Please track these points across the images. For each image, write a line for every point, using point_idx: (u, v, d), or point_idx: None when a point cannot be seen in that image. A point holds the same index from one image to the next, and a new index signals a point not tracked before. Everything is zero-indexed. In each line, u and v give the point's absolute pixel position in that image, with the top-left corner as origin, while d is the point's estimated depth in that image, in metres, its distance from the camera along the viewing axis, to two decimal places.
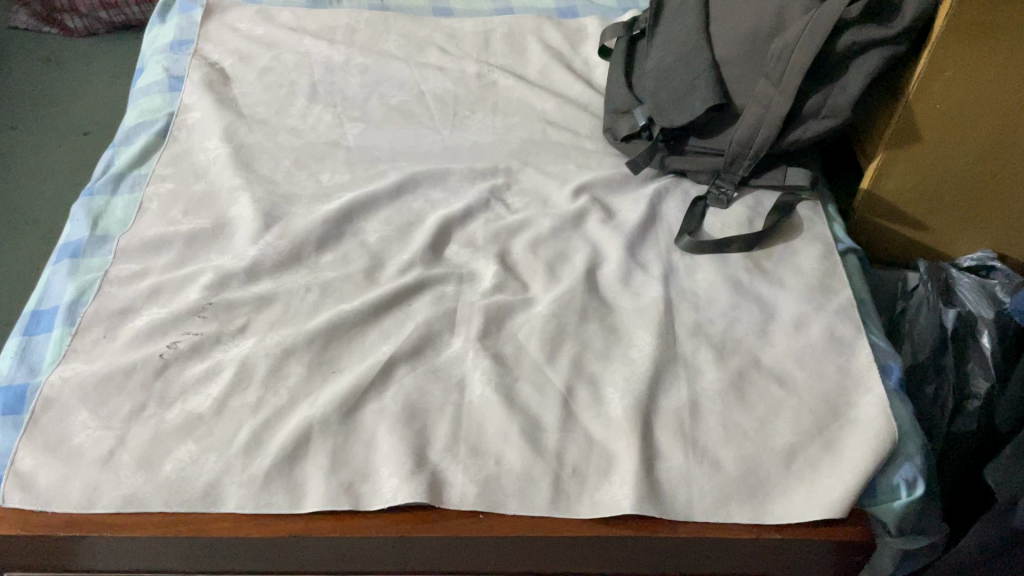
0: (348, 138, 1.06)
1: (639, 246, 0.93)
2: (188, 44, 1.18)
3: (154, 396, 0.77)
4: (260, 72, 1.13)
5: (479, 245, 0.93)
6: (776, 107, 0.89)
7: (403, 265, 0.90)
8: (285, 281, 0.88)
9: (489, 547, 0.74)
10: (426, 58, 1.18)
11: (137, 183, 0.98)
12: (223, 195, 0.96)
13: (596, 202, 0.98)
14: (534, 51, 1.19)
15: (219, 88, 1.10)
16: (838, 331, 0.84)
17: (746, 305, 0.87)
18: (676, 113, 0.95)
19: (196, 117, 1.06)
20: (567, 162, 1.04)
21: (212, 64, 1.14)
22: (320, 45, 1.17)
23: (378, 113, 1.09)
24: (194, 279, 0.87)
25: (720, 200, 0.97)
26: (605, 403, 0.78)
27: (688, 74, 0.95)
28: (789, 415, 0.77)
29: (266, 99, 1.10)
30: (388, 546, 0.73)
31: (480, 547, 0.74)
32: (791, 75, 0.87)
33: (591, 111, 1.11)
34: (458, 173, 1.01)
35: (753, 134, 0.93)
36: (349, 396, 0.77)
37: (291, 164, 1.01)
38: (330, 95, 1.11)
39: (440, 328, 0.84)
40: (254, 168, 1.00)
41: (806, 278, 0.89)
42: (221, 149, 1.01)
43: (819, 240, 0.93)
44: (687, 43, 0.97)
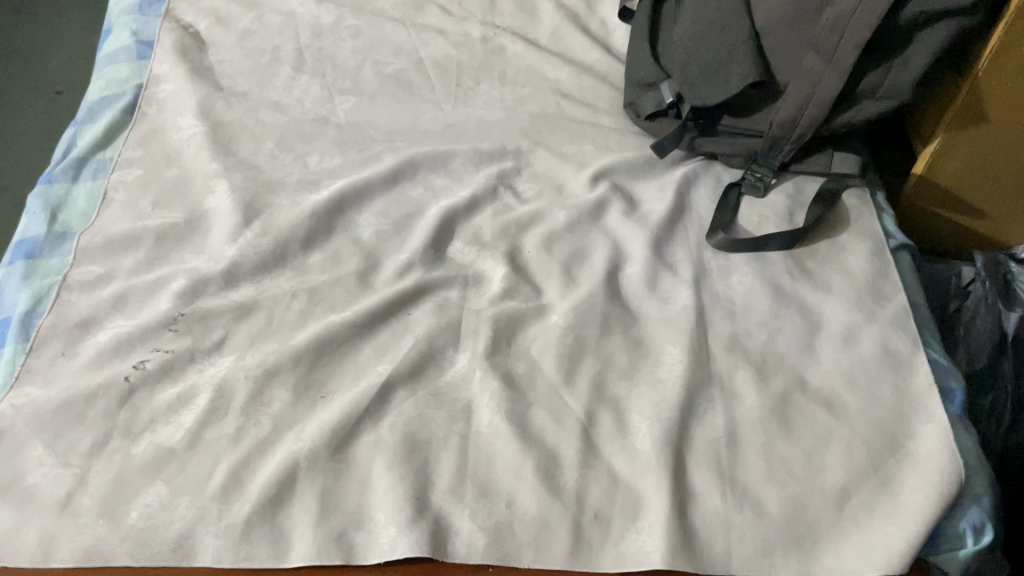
0: (338, 113, 0.94)
1: (666, 243, 0.83)
2: (158, 3, 1.05)
3: (119, 427, 0.68)
4: (240, 36, 1.01)
5: (486, 242, 0.83)
6: (826, 87, 0.78)
7: (401, 266, 0.80)
8: (267, 286, 0.78)
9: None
10: (426, 18, 1.05)
11: (100, 169, 0.87)
12: (197, 183, 0.86)
13: (616, 190, 0.87)
14: (546, 10, 1.06)
15: (193, 55, 0.98)
16: (892, 345, 0.74)
17: (788, 314, 0.77)
18: (710, 90, 0.84)
19: (169, 89, 0.94)
20: (583, 142, 0.93)
21: (186, 26, 1.02)
22: (307, 4, 1.05)
23: (372, 84, 0.98)
24: (165, 285, 0.77)
25: (756, 188, 0.86)
26: (630, 434, 0.69)
27: (723, 45, 0.84)
28: (839, 448, 0.68)
29: (246, 68, 0.98)
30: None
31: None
32: (846, 48, 0.76)
33: (610, 81, 1.00)
34: (462, 157, 0.90)
35: (798, 115, 0.81)
36: (341, 427, 0.68)
37: (275, 146, 0.90)
38: (318, 63, 0.99)
39: (443, 342, 0.75)
40: (233, 151, 0.89)
41: (855, 281, 0.79)
42: (196, 128, 0.90)
43: (869, 235, 0.83)
44: (723, 7, 0.85)
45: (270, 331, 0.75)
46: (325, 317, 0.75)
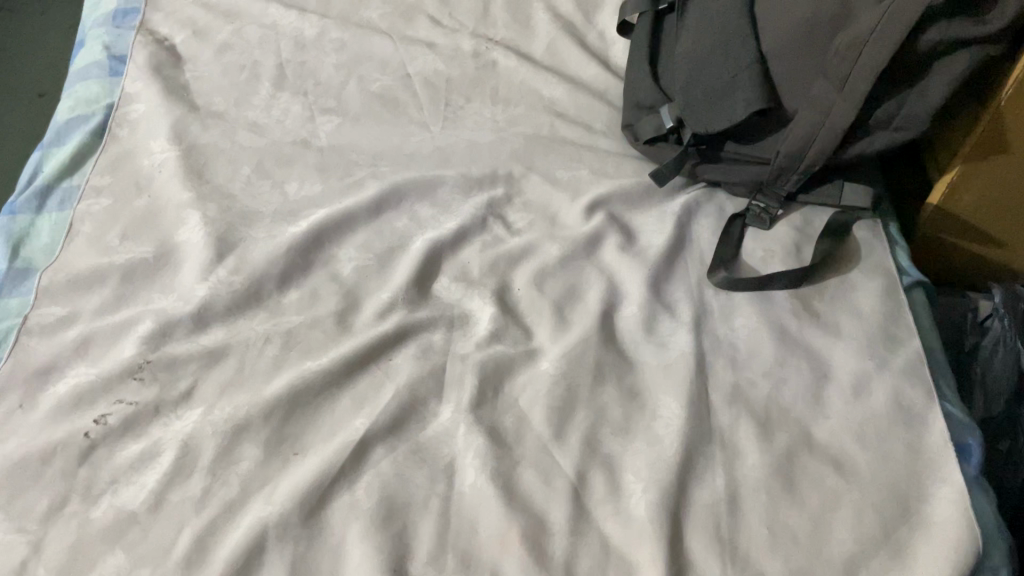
0: (320, 135, 0.89)
1: (664, 280, 0.78)
2: (133, 14, 0.99)
3: (78, 488, 0.64)
4: (218, 50, 0.96)
5: (474, 278, 0.78)
6: (837, 117, 0.73)
7: (383, 307, 0.75)
8: (239, 328, 0.73)
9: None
10: (415, 30, 1.00)
11: (67, 198, 0.82)
12: (168, 213, 0.81)
13: (612, 221, 0.82)
14: (541, 22, 1.01)
15: (168, 71, 0.93)
16: (906, 398, 0.69)
17: (795, 361, 0.72)
18: (713, 117, 0.79)
19: (141, 109, 0.89)
20: (579, 167, 0.88)
21: (161, 40, 0.96)
22: (290, 15, 0.99)
23: (357, 102, 0.93)
24: (130, 328, 0.72)
25: (761, 220, 0.81)
26: (624, 496, 0.64)
27: (727, 69, 0.78)
28: (848, 515, 0.63)
29: (224, 85, 0.93)
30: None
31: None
32: (859, 77, 0.70)
33: (608, 100, 0.94)
34: (450, 184, 0.85)
35: (806, 146, 0.76)
36: (313, 490, 0.63)
37: (252, 172, 0.85)
38: (300, 79, 0.94)
39: (426, 392, 0.70)
40: (207, 178, 0.84)
41: (866, 324, 0.74)
42: (169, 153, 0.85)
43: (881, 271, 0.78)
44: (727, 27, 0.80)
45: (240, 380, 0.70)
46: (300, 365, 0.71)
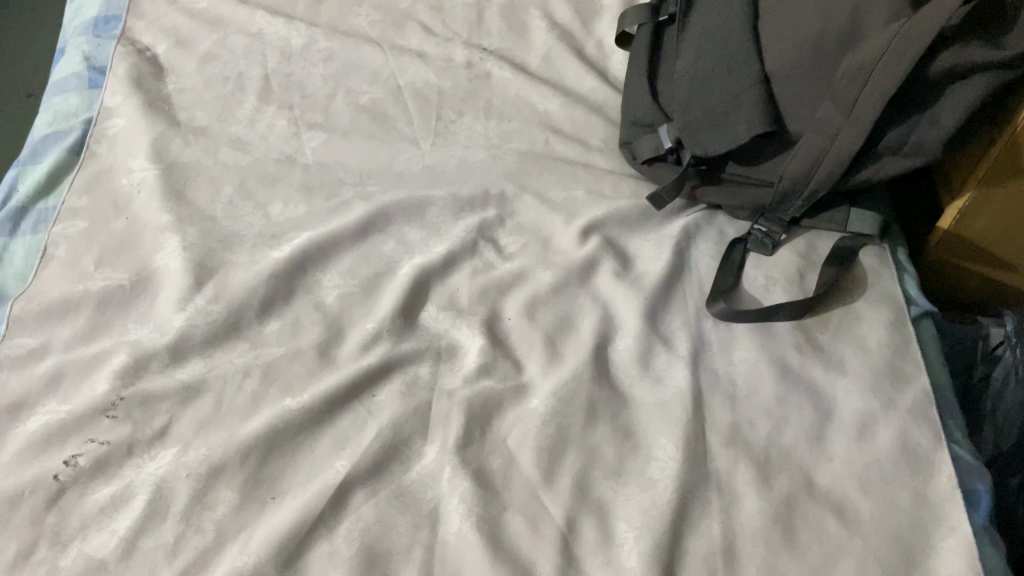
0: (306, 152, 0.86)
1: (661, 310, 0.75)
2: (115, 22, 0.96)
3: (46, 534, 0.61)
4: (201, 60, 0.92)
5: (463, 307, 0.75)
6: (844, 142, 0.69)
7: (367, 338, 0.72)
8: (217, 361, 0.70)
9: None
10: (406, 39, 0.96)
11: (42, 221, 0.80)
12: (146, 237, 0.78)
13: (608, 246, 0.79)
14: (538, 31, 0.97)
15: (149, 84, 0.90)
16: (912, 440, 0.66)
17: (796, 399, 0.69)
18: (713, 139, 0.75)
19: (120, 124, 0.86)
20: (574, 187, 0.84)
21: (142, 50, 0.93)
22: (276, 23, 0.96)
23: (344, 117, 0.89)
24: (104, 361, 0.70)
25: (764, 245, 0.78)
26: (615, 546, 0.61)
27: (729, 89, 0.75)
28: (850, 567, 0.60)
29: (207, 99, 0.89)
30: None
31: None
32: (868, 102, 0.67)
33: (605, 114, 0.91)
34: (439, 205, 0.82)
35: (810, 170, 0.73)
36: (290, 537, 0.61)
37: (234, 192, 0.82)
38: (286, 91, 0.91)
39: (410, 431, 0.67)
40: (187, 198, 0.81)
41: (872, 359, 0.71)
42: (148, 171, 0.82)
43: (888, 302, 0.75)
44: (729, 44, 0.76)
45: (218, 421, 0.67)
46: (280, 402, 0.68)
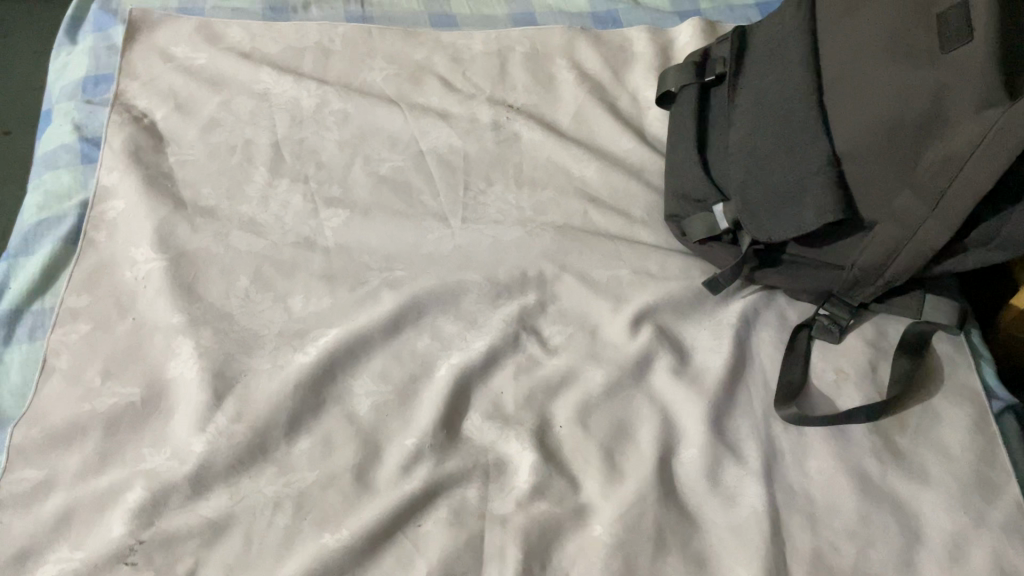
0: (325, 233, 0.79)
1: (726, 413, 0.69)
2: (106, 83, 0.88)
3: None
4: (205, 127, 0.84)
5: (509, 414, 0.69)
6: (928, 234, 0.64)
7: (409, 456, 0.66)
8: (244, 491, 0.64)
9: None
10: (425, 96, 0.89)
11: (39, 324, 0.72)
12: (155, 342, 0.71)
13: (662, 338, 0.73)
14: (566, 84, 0.90)
15: (149, 157, 0.82)
16: (1010, 563, 0.61)
17: (880, 519, 0.63)
18: (777, 224, 0.69)
19: (120, 207, 0.78)
20: (619, 266, 0.78)
21: (139, 117, 0.84)
22: (284, 81, 0.88)
23: (364, 190, 0.82)
24: (119, 496, 0.63)
25: (831, 333, 0.72)
26: None
27: (794, 170, 0.68)
28: None
29: (213, 173, 0.81)
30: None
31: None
32: (959, 196, 0.61)
33: (645, 179, 0.84)
34: (475, 292, 0.75)
35: (886, 260, 0.67)
36: None
37: (249, 283, 0.75)
38: (299, 162, 0.83)
39: (463, 569, 0.61)
40: (198, 294, 0.73)
41: (958, 466, 0.66)
42: (154, 263, 0.74)
43: (968, 397, 0.69)
44: (791, 119, 0.70)
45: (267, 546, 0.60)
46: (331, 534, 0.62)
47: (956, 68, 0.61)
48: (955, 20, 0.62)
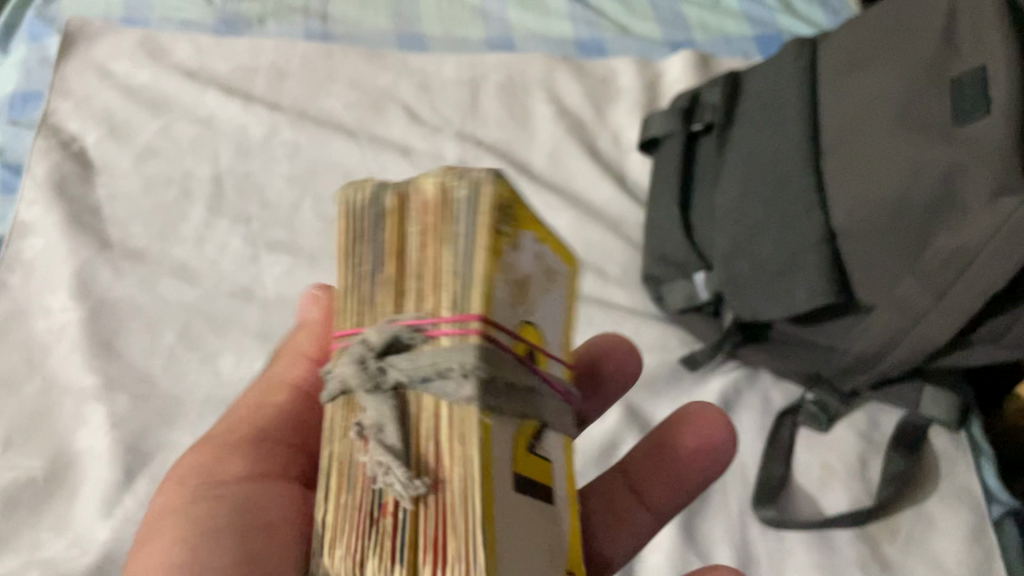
0: (266, 282, 0.71)
1: (699, 511, 0.62)
2: (34, 101, 0.79)
3: None
4: (140, 157, 0.76)
5: None
6: (930, 328, 0.56)
7: None
8: None
9: (458, 491, 0.26)
10: (387, 128, 0.80)
11: None
12: (66, 407, 0.63)
13: (633, 419, 0.66)
14: (542, 119, 0.83)
15: (75, 189, 0.73)
16: None
17: None
18: (762, 302, 0.62)
19: (37, 244, 0.70)
20: (589, 331, 0.70)
21: (67, 141, 0.76)
22: (231, 106, 0.79)
23: (312, 233, 0.74)
24: None
25: (817, 420, 0.66)
26: None
27: (783, 244, 0.61)
28: None
29: (146, 210, 0.73)
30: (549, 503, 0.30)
31: (483, 360, 0.27)
32: (969, 291, 0.53)
33: (623, 233, 0.77)
34: None
35: (882, 351, 0.60)
36: None
37: (176, 340, 0.67)
38: (243, 199, 0.75)
39: None
40: (118, 351, 0.66)
41: None
42: (71, 314, 0.67)
43: (965, 500, 0.63)
44: (785, 185, 0.62)
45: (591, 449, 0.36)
46: None
47: (971, 145, 0.52)
48: (973, 92, 0.54)
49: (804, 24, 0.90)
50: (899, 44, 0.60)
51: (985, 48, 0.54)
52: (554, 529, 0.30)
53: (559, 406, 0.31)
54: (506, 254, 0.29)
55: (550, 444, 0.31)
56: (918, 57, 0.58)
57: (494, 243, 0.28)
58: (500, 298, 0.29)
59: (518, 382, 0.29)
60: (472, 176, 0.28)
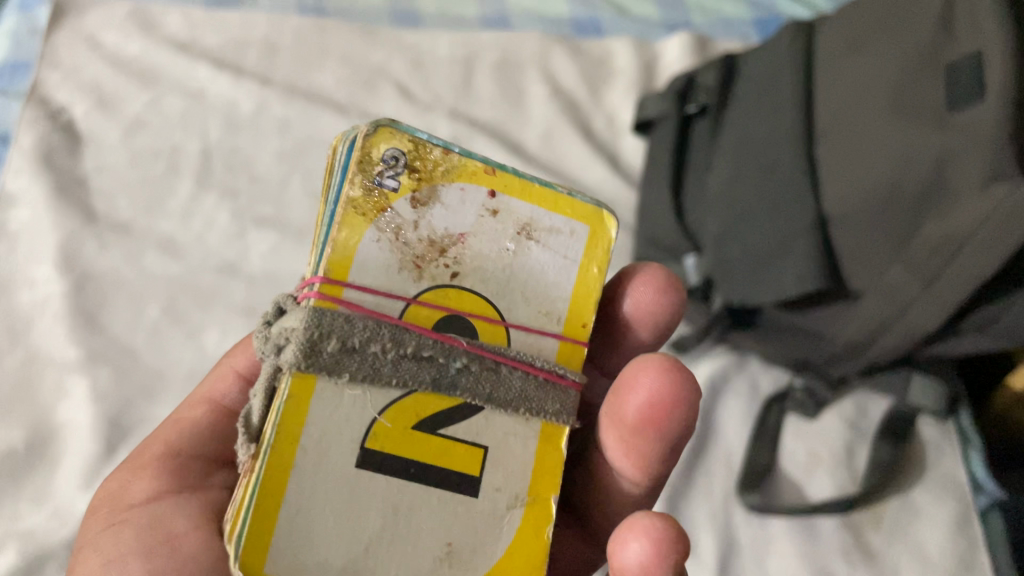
0: (253, 259, 0.71)
1: (682, 496, 0.62)
2: (24, 71, 0.78)
3: None
4: (128, 129, 0.75)
5: None
6: (918, 317, 0.55)
7: None
8: None
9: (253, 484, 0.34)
10: (379, 105, 0.80)
11: None
12: (47, 379, 0.63)
13: None
14: (537, 99, 0.82)
15: (62, 161, 0.73)
16: None
17: None
18: (752, 285, 0.62)
19: (23, 216, 0.69)
20: None
21: (55, 112, 0.75)
22: (222, 80, 0.78)
23: (302, 211, 0.74)
24: None
25: (805, 408, 0.66)
26: None
27: (773, 228, 0.60)
28: None
29: (134, 183, 0.73)
30: (427, 473, 0.37)
31: (309, 326, 0.35)
32: (955, 279, 0.52)
33: (614, 215, 0.77)
34: None
35: (870, 339, 0.59)
36: None
37: (161, 315, 0.67)
38: (231, 174, 0.75)
39: None
40: (103, 325, 0.65)
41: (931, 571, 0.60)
42: (55, 286, 0.66)
43: (951, 490, 0.63)
44: (777, 169, 0.61)
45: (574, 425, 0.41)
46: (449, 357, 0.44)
47: (964, 134, 0.51)
48: (966, 78, 0.52)
49: (803, 7, 0.89)
50: (896, 27, 0.59)
51: (981, 32, 0.53)
52: (417, 500, 0.37)
53: (473, 369, 0.38)
54: (379, 209, 0.38)
55: (483, 432, 0.39)
56: (914, 43, 0.57)
57: (362, 197, 0.38)
58: (368, 251, 0.37)
59: (381, 346, 0.36)
60: (359, 133, 0.39)
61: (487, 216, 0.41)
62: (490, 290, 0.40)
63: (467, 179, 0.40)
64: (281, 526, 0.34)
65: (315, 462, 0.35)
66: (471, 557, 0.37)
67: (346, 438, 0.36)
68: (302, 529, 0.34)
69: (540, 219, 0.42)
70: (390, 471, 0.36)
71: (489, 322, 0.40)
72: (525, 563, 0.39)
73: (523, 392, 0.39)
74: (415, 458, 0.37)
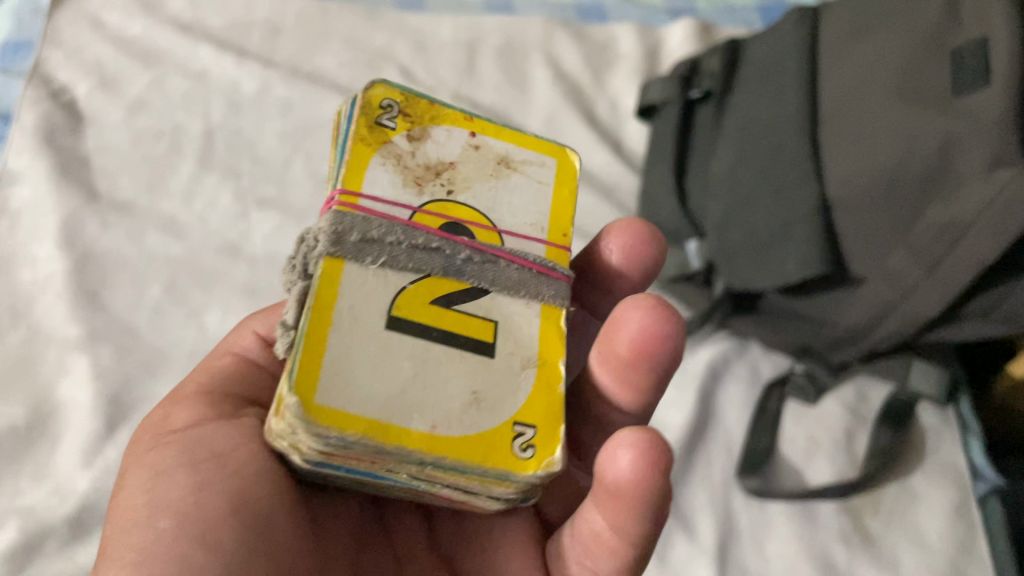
0: (254, 240, 0.71)
1: (682, 479, 0.62)
2: (25, 50, 0.77)
3: None
4: (130, 109, 0.75)
5: None
6: (920, 302, 0.55)
7: None
8: None
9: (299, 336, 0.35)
10: None
11: None
12: (48, 357, 0.63)
13: None
14: (540, 84, 0.82)
15: (63, 140, 0.72)
16: None
17: None
18: (755, 269, 0.62)
19: (24, 194, 0.69)
20: None
21: (56, 92, 0.75)
22: (225, 61, 0.78)
23: (304, 192, 0.74)
24: None
25: (806, 394, 0.66)
26: None
27: (776, 211, 0.60)
28: None
29: (136, 163, 0.72)
30: (449, 337, 0.37)
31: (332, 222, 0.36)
32: (958, 263, 0.52)
33: (617, 200, 0.77)
34: None
35: (872, 324, 0.59)
36: None
37: (163, 294, 0.67)
38: (233, 155, 0.74)
39: None
40: (104, 304, 0.65)
41: (930, 556, 0.60)
42: (56, 265, 0.66)
43: (950, 476, 0.63)
44: (781, 153, 0.61)
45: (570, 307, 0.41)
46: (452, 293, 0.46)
47: (968, 117, 0.51)
48: (972, 62, 0.52)
49: None
50: (902, 11, 0.59)
51: (987, 17, 0.52)
52: (443, 358, 0.37)
53: (477, 260, 0.39)
54: (379, 140, 0.40)
55: (500, 308, 0.39)
56: (919, 26, 0.57)
57: (364, 133, 0.40)
58: (373, 174, 0.39)
59: (394, 237, 0.37)
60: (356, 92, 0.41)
61: (470, 150, 0.42)
62: (482, 205, 0.41)
63: (450, 122, 0.42)
64: (325, 373, 0.34)
65: (349, 322, 0.36)
66: (495, 406, 0.37)
67: (371, 304, 0.36)
68: (342, 375, 0.34)
69: (517, 153, 0.43)
70: (418, 332, 0.37)
71: (485, 228, 0.40)
72: (547, 409, 0.38)
73: (522, 280, 0.39)
74: (436, 323, 0.37)
